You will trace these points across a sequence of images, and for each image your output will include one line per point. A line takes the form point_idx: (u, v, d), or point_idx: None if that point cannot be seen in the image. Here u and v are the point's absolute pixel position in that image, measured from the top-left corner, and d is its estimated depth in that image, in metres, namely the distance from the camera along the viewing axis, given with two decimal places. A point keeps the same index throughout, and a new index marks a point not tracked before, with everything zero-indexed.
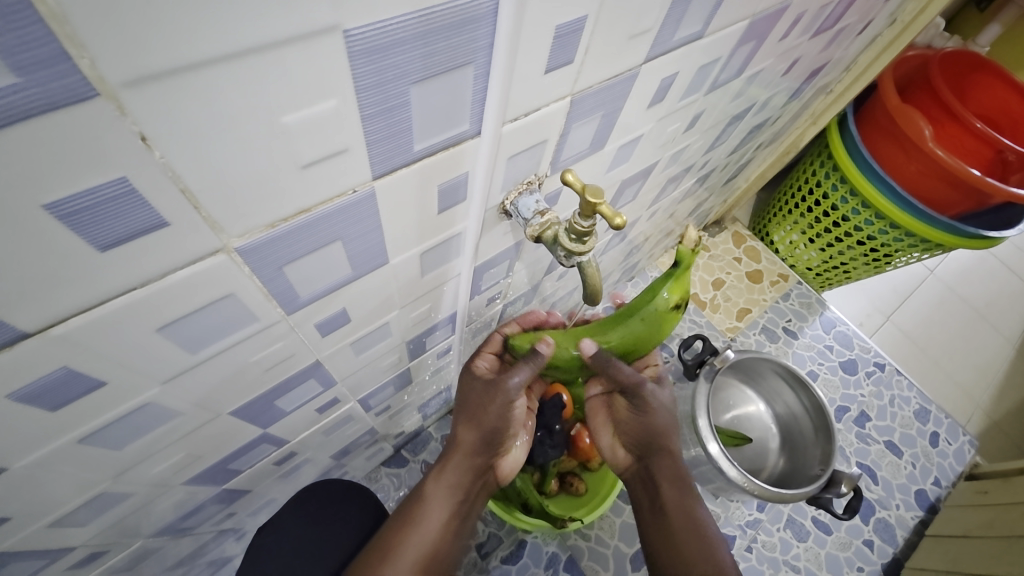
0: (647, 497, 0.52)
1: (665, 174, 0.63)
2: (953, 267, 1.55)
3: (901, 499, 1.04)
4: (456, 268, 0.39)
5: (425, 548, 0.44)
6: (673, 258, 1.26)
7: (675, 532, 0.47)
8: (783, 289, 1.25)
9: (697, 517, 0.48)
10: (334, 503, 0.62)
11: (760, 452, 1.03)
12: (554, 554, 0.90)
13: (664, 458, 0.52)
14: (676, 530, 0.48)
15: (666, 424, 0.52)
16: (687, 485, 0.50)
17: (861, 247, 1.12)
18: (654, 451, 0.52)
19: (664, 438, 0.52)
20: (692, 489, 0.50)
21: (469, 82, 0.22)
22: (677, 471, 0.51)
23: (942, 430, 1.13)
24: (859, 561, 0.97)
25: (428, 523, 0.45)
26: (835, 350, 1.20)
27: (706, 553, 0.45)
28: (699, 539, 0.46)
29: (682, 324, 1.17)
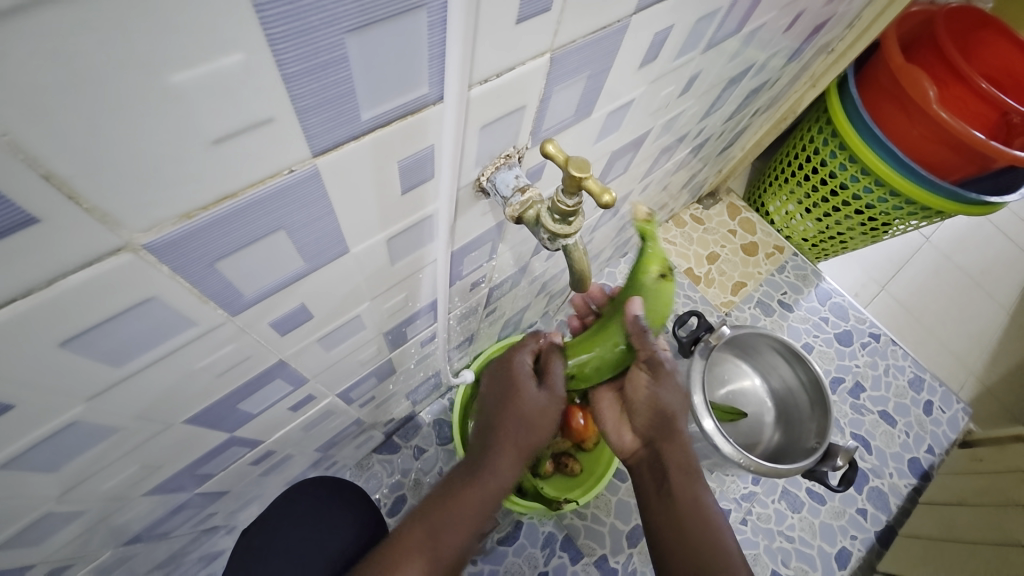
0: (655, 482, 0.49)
1: (658, 144, 0.59)
2: (948, 234, 1.53)
3: (894, 468, 1.05)
4: (431, 254, 0.36)
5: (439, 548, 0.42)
6: (666, 232, 1.23)
7: (689, 523, 0.45)
8: (778, 261, 1.22)
9: (707, 509, 0.46)
10: (320, 497, 0.60)
11: (755, 427, 1.03)
12: (551, 533, 0.90)
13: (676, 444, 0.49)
14: (681, 516, 0.46)
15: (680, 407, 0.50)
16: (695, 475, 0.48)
17: (858, 216, 1.09)
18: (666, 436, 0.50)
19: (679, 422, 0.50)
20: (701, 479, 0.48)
21: (422, 33, 0.18)
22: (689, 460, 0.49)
23: (935, 398, 1.13)
24: (853, 529, 0.98)
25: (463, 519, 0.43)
26: (830, 321, 1.18)
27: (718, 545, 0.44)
28: (712, 531, 0.45)
29: (676, 299, 1.15)
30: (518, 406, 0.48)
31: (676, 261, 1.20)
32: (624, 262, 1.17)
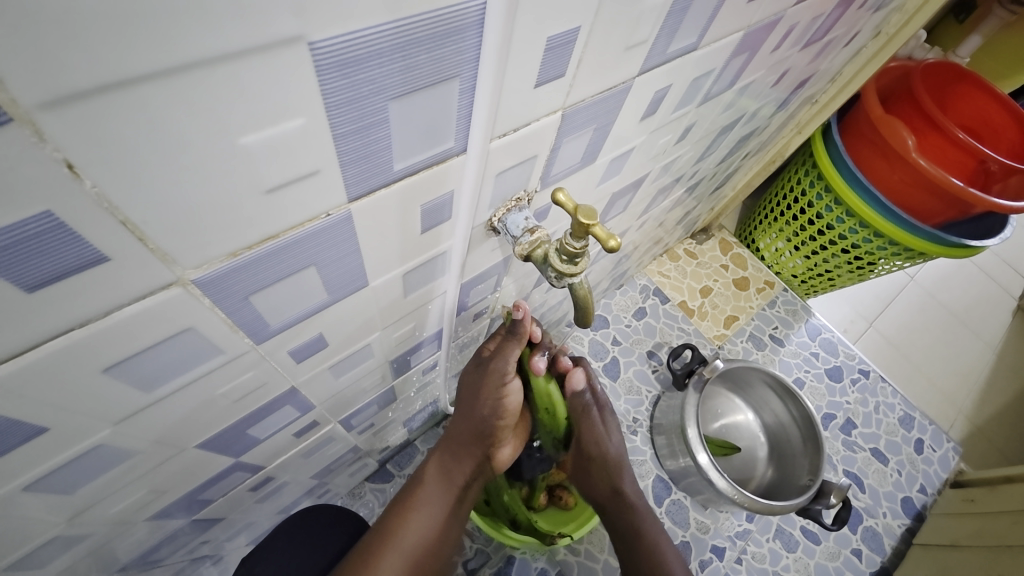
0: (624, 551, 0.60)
1: (655, 186, 0.62)
2: (932, 274, 1.58)
3: (887, 507, 1.05)
4: (441, 287, 0.38)
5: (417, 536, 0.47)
6: (661, 265, 1.26)
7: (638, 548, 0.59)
8: (769, 296, 1.26)
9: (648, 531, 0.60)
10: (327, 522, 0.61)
11: (749, 462, 1.03)
12: (543, 569, 0.88)
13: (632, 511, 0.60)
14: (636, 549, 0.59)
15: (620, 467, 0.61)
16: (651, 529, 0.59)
17: (846, 255, 1.13)
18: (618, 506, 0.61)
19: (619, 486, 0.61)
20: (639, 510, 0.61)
21: (453, 97, 0.21)
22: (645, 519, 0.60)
23: (926, 437, 1.14)
24: (848, 570, 0.97)
25: (425, 514, 0.48)
26: (821, 357, 1.21)
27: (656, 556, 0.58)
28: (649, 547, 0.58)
29: (671, 332, 1.18)
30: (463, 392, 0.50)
31: (671, 294, 1.23)
32: (619, 293, 1.20)
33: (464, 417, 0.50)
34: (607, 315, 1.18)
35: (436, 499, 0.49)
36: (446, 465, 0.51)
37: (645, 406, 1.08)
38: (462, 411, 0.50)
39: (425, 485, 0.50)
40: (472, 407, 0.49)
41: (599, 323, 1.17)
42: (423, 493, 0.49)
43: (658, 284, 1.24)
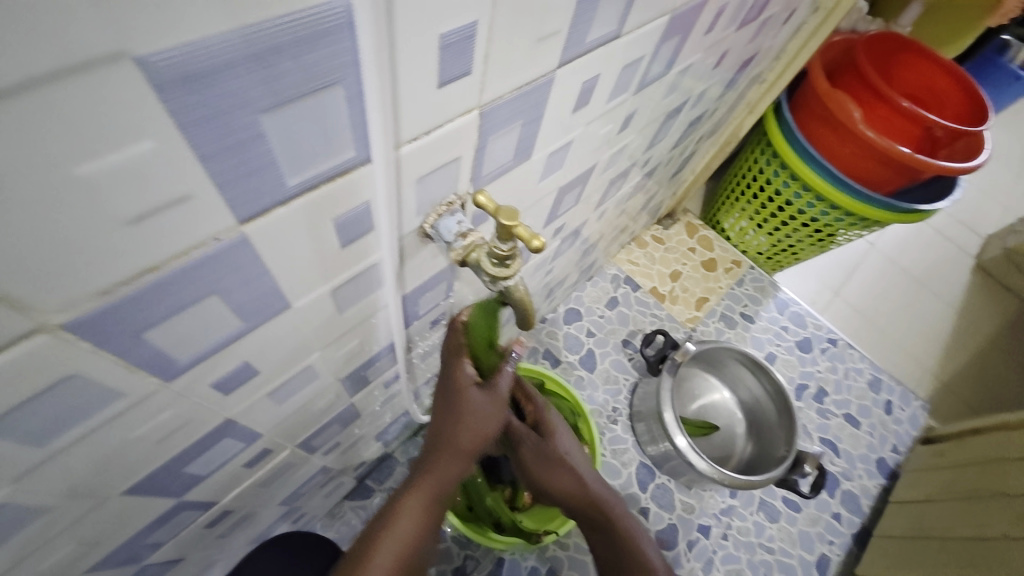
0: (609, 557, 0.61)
1: (608, 174, 0.62)
2: (891, 240, 1.63)
3: (863, 469, 1.08)
4: (382, 299, 0.36)
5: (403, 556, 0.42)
6: (630, 253, 1.28)
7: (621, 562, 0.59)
8: (736, 275, 1.29)
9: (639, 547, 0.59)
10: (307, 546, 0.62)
11: (728, 439, 1.05)
12: (534, 567, 0.88)
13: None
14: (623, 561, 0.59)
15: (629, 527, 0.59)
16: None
17: (806, 228, 1.16)
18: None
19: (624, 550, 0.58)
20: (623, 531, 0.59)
21: (341, 105, 0.19)
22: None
23: (894, 398, 1.18)
24: (830, 535, 1.00)
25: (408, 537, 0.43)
26: (790, 330, 1.23)
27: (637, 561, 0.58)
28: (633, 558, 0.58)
29: (644, 318, 1.19)
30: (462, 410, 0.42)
31: (641, 281, 1.25)
32: (590, 285, 1.21)
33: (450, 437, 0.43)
34: (580, 307, 1.18)
35: (421, 519, 0.44)
36: (434, 487, 0.44)
37: (624, 394, 1.09)
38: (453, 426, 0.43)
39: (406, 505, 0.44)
40: (461, 423, 0.42)
41: (572, 316, 1.17)
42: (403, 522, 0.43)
43: (628, 272, 1.25)
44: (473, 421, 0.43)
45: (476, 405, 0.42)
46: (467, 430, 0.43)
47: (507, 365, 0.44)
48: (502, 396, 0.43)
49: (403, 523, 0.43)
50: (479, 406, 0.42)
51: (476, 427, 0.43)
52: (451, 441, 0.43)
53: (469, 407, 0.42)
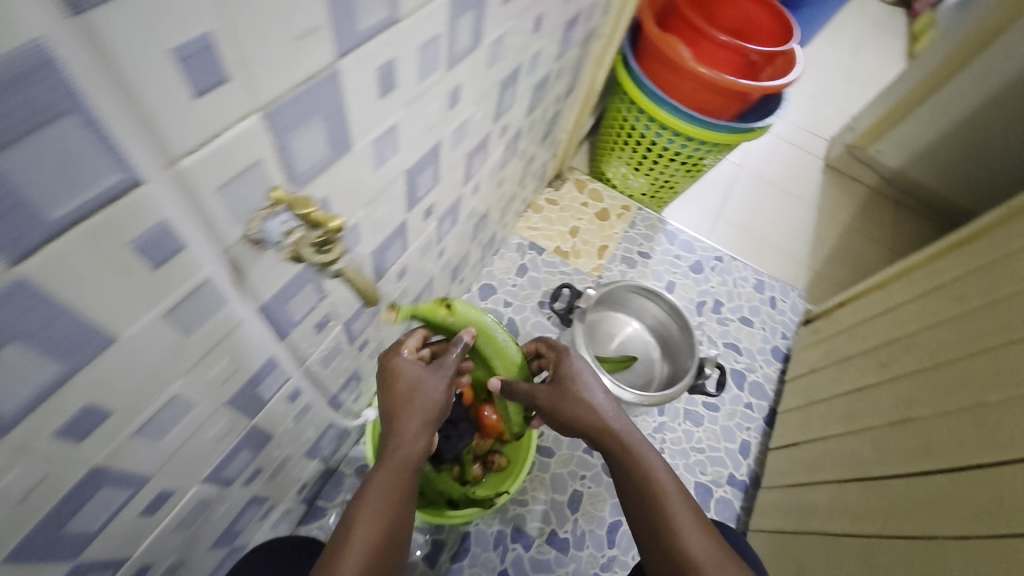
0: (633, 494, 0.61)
1: (463, 148, 0.64)
2: (754, 158, 1.83)
3: (762, 360, 1.23)
4: (237, 313, 0.37)
5: (376, 523, 0.51)
6: (529, 220, 1.33)
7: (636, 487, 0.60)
8: (628, 219, 1.39)
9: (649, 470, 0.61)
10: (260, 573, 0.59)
11: (648, 366, 1.15)
12: (500, 530, 0.95)
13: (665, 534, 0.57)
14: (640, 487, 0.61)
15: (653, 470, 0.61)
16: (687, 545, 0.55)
17: (675, 162, 1.26)
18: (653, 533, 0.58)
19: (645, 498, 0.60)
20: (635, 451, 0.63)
21: (81, 133, 0.21)
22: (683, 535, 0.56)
23: (776, 293, 1.35)
24: (746, 422, 1.14)
25: (378, 506, 0.52)
26: (683, 256, 1.36)
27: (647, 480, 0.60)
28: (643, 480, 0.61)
29: (553, 278, 1.26)
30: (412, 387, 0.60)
31: (544, 244, 1.31)
32: (497, 258, 1.25)
33: (407, 412, 0.59)
34: (493, 282, 1.23)
35: (390, 490, 0.54)
36: (398, 461, 0.56)
37: None
38: (409, 402, 0.59)
39: (374, 482, 0.54)
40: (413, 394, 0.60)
41: (487, 292, 1.21)
42: (377, 493, 0.53)
43: (530, 238, 1.31)
44: (417, 393, 0.60)
45: (424, 376, 0.62)
46: (418, 401, 0.60)
47: (453, 348, 0.65)
48: (445, 370, 0.64)
49: (379, 492, 0.53)
50: (427, 377, 0.62)
51: (427, 396, 0.61)
52: (407, 416, 0.59)
53: (417, 379, 0.62)
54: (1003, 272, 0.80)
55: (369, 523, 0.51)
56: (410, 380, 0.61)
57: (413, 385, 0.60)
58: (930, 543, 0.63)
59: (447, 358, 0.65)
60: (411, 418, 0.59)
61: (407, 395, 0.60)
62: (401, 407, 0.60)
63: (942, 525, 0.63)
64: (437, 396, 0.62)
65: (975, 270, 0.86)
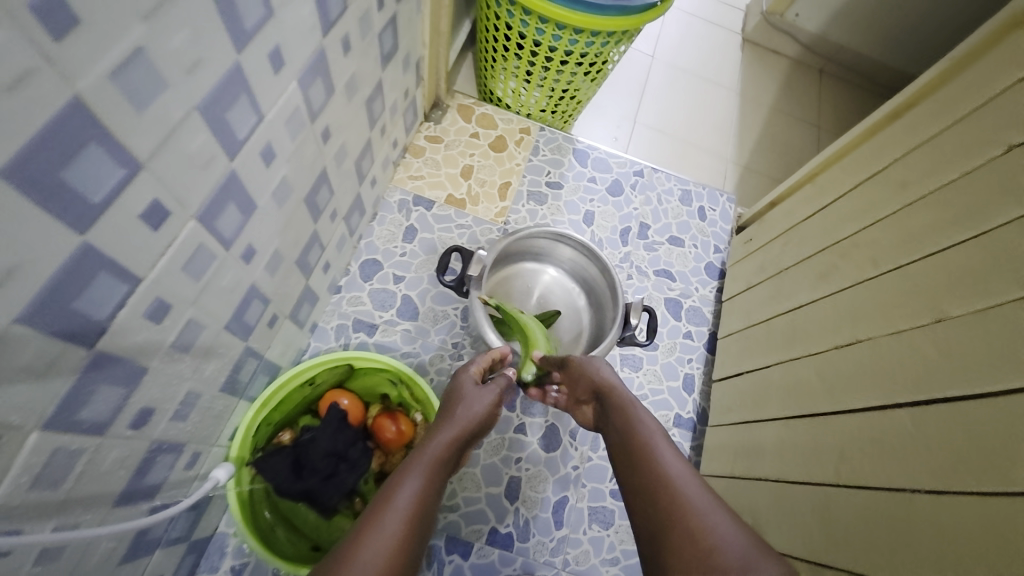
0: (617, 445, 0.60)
1: (178, 104, 0.39)
2: (668, 43, 1.58)
3: (697, 282, 1.11)
4: None
5: (413, 499, 0.45)
6: (409, 168, 1.08)
7: (623, 428, 0.60)
8: (529, 144, 1.17)
9: (635, 415, 0.61)
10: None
11: (573, 318, 1.01)
12: (432, 545, 0.83)
13: (667, 488, 0.49)
14: (625, 430, 0.60)
15: (648, 431, 0.58)
16: (685, 493, 0.48)
17: (569, 64, 1.02)
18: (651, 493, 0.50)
19: (641, 459, 0.54)
20: (633, 405, 0.63)
21: None
22: (673, 488, 0.49)
23: (705, 202, 1.20)
24: (688, 354, 1.04)
25: (415, 483, 0.47)
26: (598, 179, 1.17)
27: (630, 420, 0.60)
28: (627, 416, 0.61)
29: (450, 235, 1.04)
30: (463, 397, 0.64)
31: (433, 194, 1.07)
32: (376, 224, 1.02)
33: (452, 418, 0.60)
34: (377, 255, 1.00)
35: (428, 474, 0.49)
36: (438, 449, 0.53)
37: (459, 325, 0.98)
38: (461, 405, 0.62)
39: (415, 463, 0.50)
40: (463, 402, 0.62)
41: (371, 268, 0.99)
42: (419, 469, 0.49)
43: (415, 191, 1.06)
44: (465, 401, 0.63)
45: (475, 390, 0.65)
46: (467, 409, 0.62)
47: (506, 373, 0.72)
48: (501, 387, 0.68)
49: (412, 472, 0.48)
50: (477, 394, 0.65)
51: (476, 407, 0.63)
52: (454, 416, 0.60)
53: (468, 395, 0.65)
54: (947, 149, 0.67)
55: (409, 495, 0.45)
56: (463, 390, 0.66)
57: (463, 395, 0.65)
58: (905, 494, 0.55)
59: (502, 377, 0.70)
60: (456, 421, 0.59)
61: (457, 402, 0.63)
62: (451, 412, 0.62)
63: (914, 471, 0.55)
64: (485, 410, 0.63)
65: (914, 148, 0.73)
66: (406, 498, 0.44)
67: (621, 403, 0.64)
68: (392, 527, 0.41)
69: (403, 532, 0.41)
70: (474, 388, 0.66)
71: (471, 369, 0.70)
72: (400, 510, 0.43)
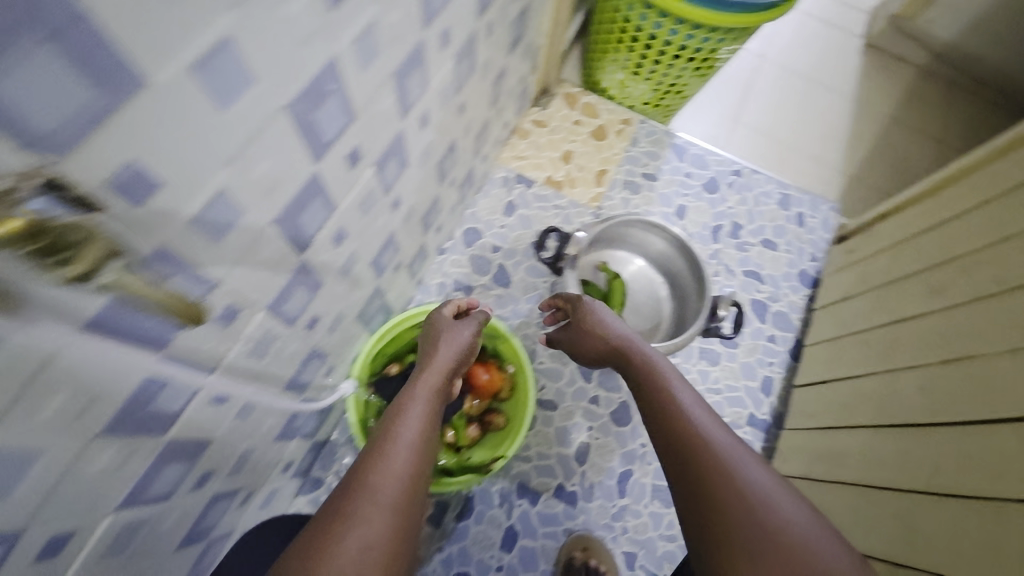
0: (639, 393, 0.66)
1: (383, 67, 0.48)
2: (780, 43, 1.54)
3: (787, 287, 1.10)
4: (45, 336, 0.28)
5: (412, 442, 0.54)
6: (514, 148, 1.17)
7: (646, 381, 0.66)
8: (629, 135, 1.21)
9: (655, 368, 0.67)
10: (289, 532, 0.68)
11: (655, 306, 1.05)
12: (505, 488, 0.93)
13: (695, 432, 0.56)
14: (647, 381, 0.66)
15: (667, 381, 0.65)
16: (710, 439, 0.55)
17: (680, 59, 1.05)
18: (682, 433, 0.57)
19: (667, 404, 0.61)
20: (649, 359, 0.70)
21: None
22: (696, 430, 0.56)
23: (805, 208, 1.18)
24: (768, 357, 1.04)
25: (410, 428, 0.55)
26: (695, 175, 1.18)
27: (651, 373, 0.67)
28: (650, 371, 0.67)
29: (547, 214, 1.12)
30: (440, 340, 0.71)
31: (534, 175, 1.15)
32: (481, 197, 1.11)
33: (434, 363, 0.67)
34: (479, 225, 1.10)
35: (424, 417, 0.58)
36: (424, 391, 0.61)
37: (547, 297, 1.06)
38: (443, 350, 0.69)
39: (412, 407, 0.59)
40: (441, 347, 0.69)
41: (473, 237, 1.08)
42: (414, 415, 0.57)
43: (518, 169, 1.15)
44: (445, 346, 0.70)
45: (451, 334, 0.71)
46: (446, 352, 0.68)
47: (477, 317, 0.77)
48: (472, 331, 0.73)
49: (407, 415, 0.57)
50: (451, 337, 0.71)
51: (453, 349, 0.69)
52: (437, 360, 0.67)
53: (443, 340, 0.71)
54: None
55: (405, 441, 0.53)
56: (441, 334, 0.72)
57: (442, 339, 0.71)
58: (997, 503, 0.56)
59: (476, 322, 0.76)
60: (437, 363, 0.66)
61: (437, 346, 0.69)
62: (433, 355, 0.69)
63: (1003, 485, 0.56)
64: (463, 351, 0.70)
65: None
66: (408, 441, 0.53)
67: (638, 358, 0.70)
68: (400, 463, 0.51)
69: (410, 470, 0.51)
70: (447, 333, 0.72)
71: (441, 315, 0.77)
72: (404, 454, 0.52)
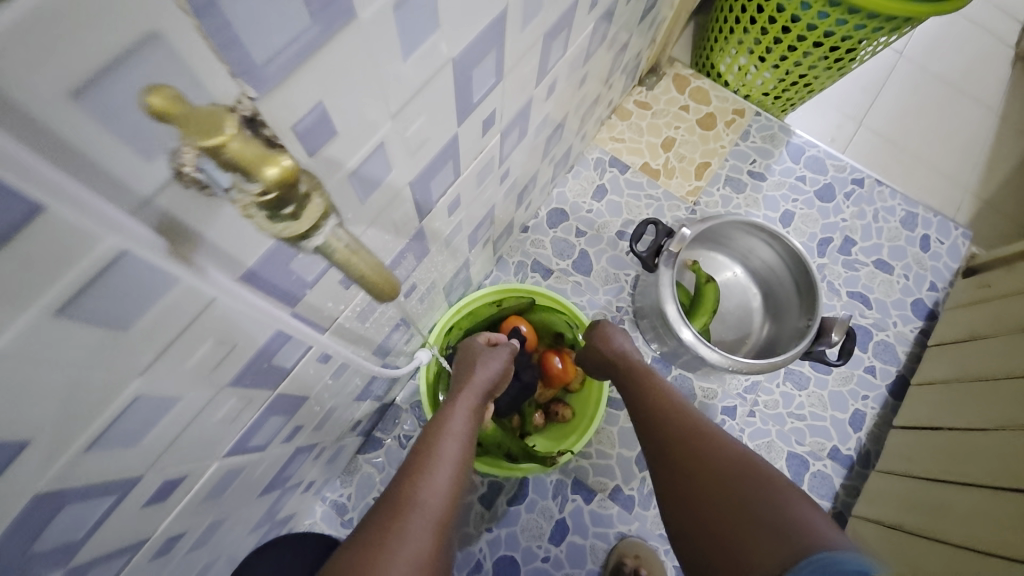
0: (636, 403, 0.67)
1: (539, 24, 0.43)
2: (921, 41, 1.34)
3: (897, 316, 0.99)
4: (206, 286, 0.26)
5: (451, 465, 0.48)
6: (612, 129, 1.09)
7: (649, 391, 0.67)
8: (740, 127, 1.10)
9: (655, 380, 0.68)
10: None
11: (743, 317, 0.97)
12: (560, 481, 0.90)
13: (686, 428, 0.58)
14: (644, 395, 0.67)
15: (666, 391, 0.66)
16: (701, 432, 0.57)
17: (821, 46, 0.93)
18: (670, 432, 0.59)
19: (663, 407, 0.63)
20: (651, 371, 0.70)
21: None
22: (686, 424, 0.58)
23: (932, 231, 1.04)
24: (864, 390, 0.95)
25: (449, 451, 0.49)
26: (808, 179, 1.07)
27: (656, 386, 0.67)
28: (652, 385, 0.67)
29: (638, 203, 1.05)
30: (476, 358, 0.66)
31: (629, 160, 1.07)
32: (571, 177, 1.05)
33: (470, 384, 0.61)
34: (565, 206, 1.04)
35: (460, 440, 0.52)
36: (461, 412, 0.56)
37: (626, 291, 1.00)
38: (480, 368, 0.64)
39: (449, 425, 0.53)
40: (478, 364, 0.64)
41: (557, 218, 1.03)
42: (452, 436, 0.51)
43: (613, 152, 1.08)
44: (479, 363, 0.65)
45: (489, 353, 0.66)
46: (482, 372, 0.63)
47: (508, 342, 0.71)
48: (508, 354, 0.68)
49: (444, 435, 0.51)
50: (488, 358, 0.66)
51: (489, 369, 0.64)
52: (473, 379, 0.62)
53: (478, 360, 0.66)
54: None
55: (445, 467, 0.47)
56: (473, 354, 0.67)
57: (476, 358, 0.66)
58: None
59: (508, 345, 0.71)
60: (473, 385, 0.61)
61: (471, 366, 0.64)
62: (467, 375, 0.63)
63: None
64: (501, 373, 0.65)
65: None
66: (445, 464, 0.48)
67: (638, 372, 0.71)
68: (438, 485, 0.45)
69: (449, 497, 0.45)
70: (484, 354, 0.67)
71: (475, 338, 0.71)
72: (444, 479, 0.46)
